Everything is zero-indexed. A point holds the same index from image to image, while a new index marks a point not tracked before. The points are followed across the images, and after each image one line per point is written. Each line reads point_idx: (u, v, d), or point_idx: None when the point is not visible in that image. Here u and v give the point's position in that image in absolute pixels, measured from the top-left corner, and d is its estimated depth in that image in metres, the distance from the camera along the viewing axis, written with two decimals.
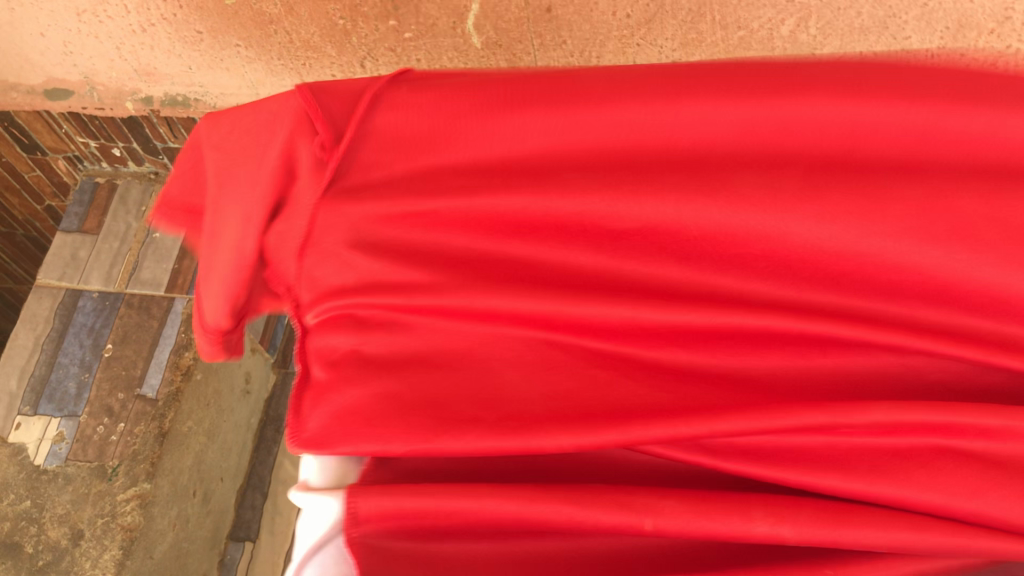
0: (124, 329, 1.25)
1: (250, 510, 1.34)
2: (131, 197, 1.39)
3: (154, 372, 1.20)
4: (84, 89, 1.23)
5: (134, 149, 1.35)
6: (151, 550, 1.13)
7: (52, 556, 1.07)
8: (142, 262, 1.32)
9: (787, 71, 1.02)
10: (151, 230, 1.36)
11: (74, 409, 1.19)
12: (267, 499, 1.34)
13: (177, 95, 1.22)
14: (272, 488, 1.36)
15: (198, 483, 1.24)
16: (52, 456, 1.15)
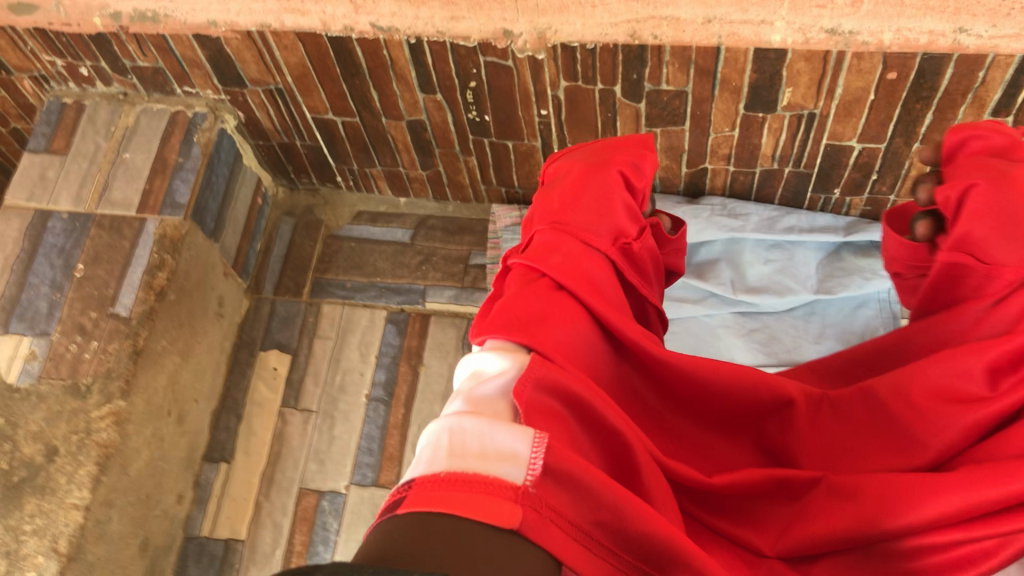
0: (95, 250, 1.23)
1: (225, 432, 1.35)
2: (100, 117, 1.35)
3: (127, 292, 1.20)
4: (49, 5, 1.22)
5: (101, 69, 1.32)
6: (126, 467, 1.15)
7: (26, 472, 1.08)
8: (112, 181, 1.29)
9: None
10: (120, 149, 1.32)
11: (45, 328, 1.17)
12: (241, 421, 1.36)
13: (146, 11, 1.20)
14: (247, 410, 1.37)
15: (172, 404, 1.25)
16: (24, 374, 1.14)
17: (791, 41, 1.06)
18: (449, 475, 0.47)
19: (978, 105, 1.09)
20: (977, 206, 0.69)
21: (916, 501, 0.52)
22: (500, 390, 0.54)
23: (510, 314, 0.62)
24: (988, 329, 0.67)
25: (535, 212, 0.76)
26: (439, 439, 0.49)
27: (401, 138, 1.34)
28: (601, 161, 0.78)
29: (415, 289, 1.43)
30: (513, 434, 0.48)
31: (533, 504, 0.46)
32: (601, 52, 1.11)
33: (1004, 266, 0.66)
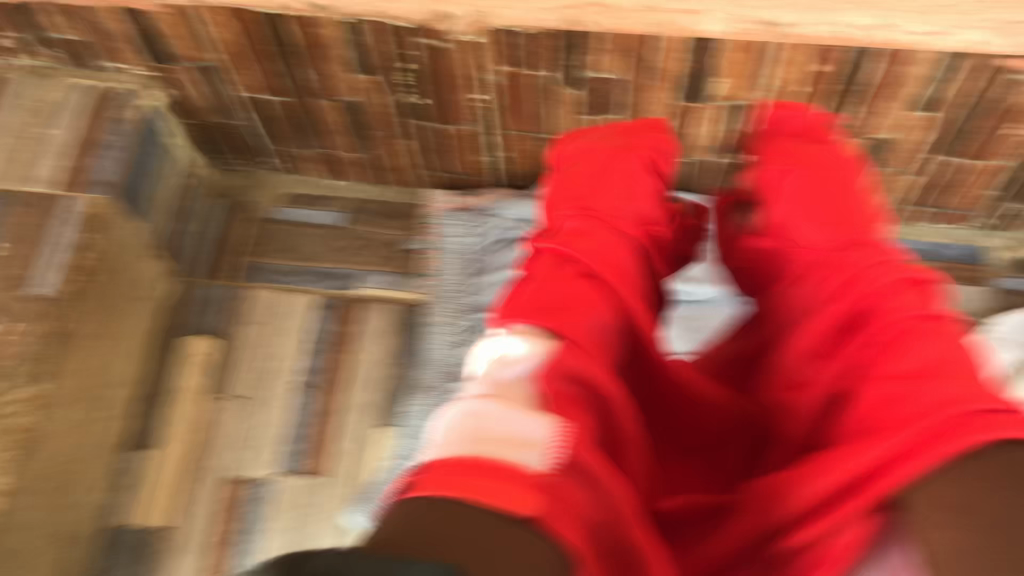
0: (20, 229, 1.17)
1: (153, 419, 1.32)
2: (25, 91, 1.31)
3: (51, 271, 1.15)
4: None
5: (25, 40, 1.27)
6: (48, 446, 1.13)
7: None
8: (37, 157, 1.24)
9: None
10: (46, 124, 1.27)
11: None
12: (169, 407, 1.33)
13: None
14: (175, 396, 1.34)
15: (99, 388, 1.22)
16: None
17: (727, 32, 1.07)
18: (466, 459, 0.43)
19: (902, 99, 1.15)
20: (785, 193, 0.76)
21: (796, 487, 0.55)
22: (521, 374, 0.50)
23: (537, 299, 0.59)
24: (796, 310, 0.70)
25: (557, 195, 0.76)
26: (457, 427, 0.45)
27: (338, 121, 1.33)
28: (625, 149, 0.81)
29: (351, 275, 1.42)
30: (534, 423, 0.45)
31: (551, 491, 0.42)
32: (541, 37, 1.11)
33: (806, 246, 0.72)
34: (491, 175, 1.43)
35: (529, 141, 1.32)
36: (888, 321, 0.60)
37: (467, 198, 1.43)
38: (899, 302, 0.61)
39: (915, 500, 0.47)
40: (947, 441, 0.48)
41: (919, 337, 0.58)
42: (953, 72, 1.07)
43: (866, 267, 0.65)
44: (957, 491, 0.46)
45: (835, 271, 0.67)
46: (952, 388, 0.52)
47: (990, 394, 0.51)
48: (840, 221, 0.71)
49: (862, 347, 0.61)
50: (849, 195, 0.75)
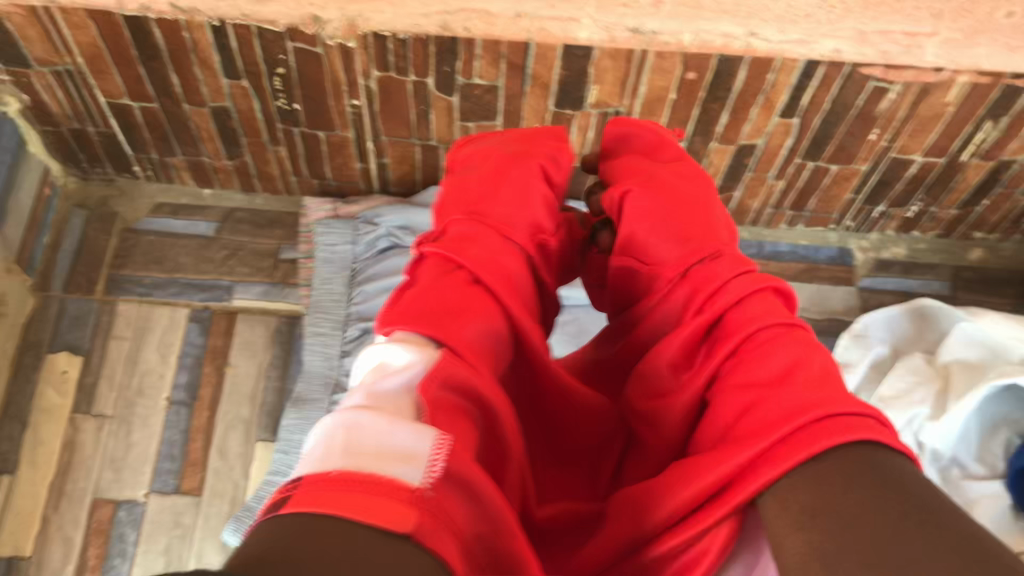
0: None
1: (7, 442, 1.25)
2: None
3: None
4: None
5: None
6: None
7: None
8: None
9: None
10: None
11: None
12: (26, 430, 1.26)
13: None
14: (33, 417, 1.27)
15: None
16: None
17: (596, 39, 1.08)
18: (340, 472, 0.38)
19: (768, 105, 1.18)
20: (636, 209, 0.69)
21: (651, 501, 0.48)
22: (403, 387, 0.46)
23: (420, 303, 0.55)
24: (659, 329, 0.64)
25: (444, 202, 0.71)
26: (330, 436, 0.40)
27: (204, 126, 1.28)
28: (521, 153, 0.76)
29: (220, 284, 1.38)
30: (415, 433, 0.40)
31: (431, 508, 0.38)
32: (413, 41, 1.09)
33: (663, 265, 0.65)
34: (366, 182, 1.41)
35: (403, 147, 1.31)
36: (746, 321, 0.55)
37: (339, 207, 1.41)
38: (752, 308, 0.56)
39: (767, 502, 0.44)
40: (796, 450, 0.44)
41: (777, 343, 0.52)
42: (809, 78, 1.13)
43: (722, 275, 0.59)
44: (810, 496, 0.42)
45: (685, 282, 0.62)
46: (810, 392, 0.47)
47: (850, 399, 0.47)
48: (695, 233, 0.65)
49: (719, 357, 0.54)
50: (706, 207, 0.69)
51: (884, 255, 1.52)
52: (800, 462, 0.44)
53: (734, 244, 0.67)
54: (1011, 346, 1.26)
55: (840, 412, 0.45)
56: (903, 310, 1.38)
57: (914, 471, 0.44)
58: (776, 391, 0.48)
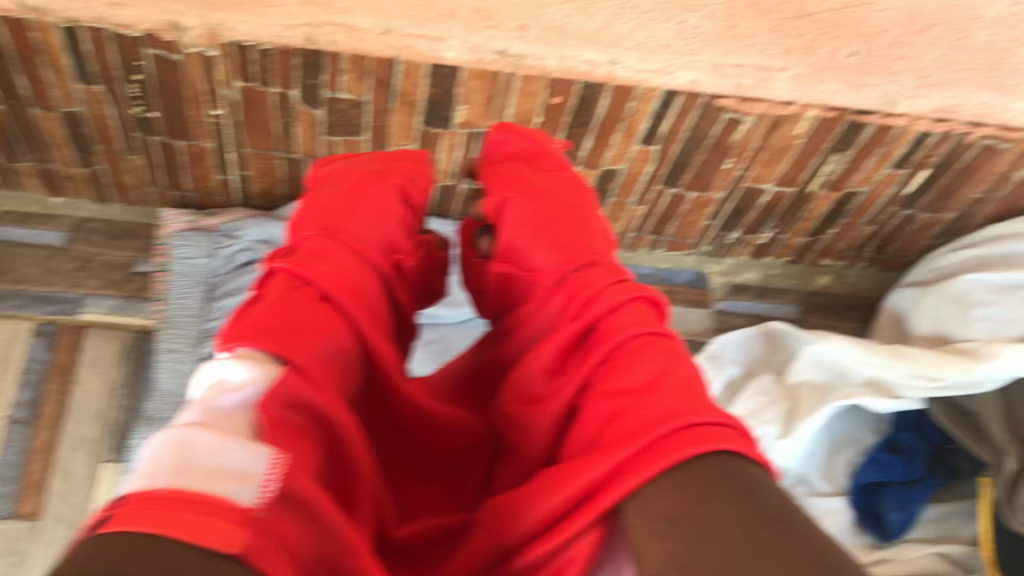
0: None
1: None
2: None
3: None
4: None
5: None
6: None
7: None
8: None
9: None
10: None
11: None
12: None
13: None
14: None
15: None
16: None
17: (463, 59, 1.09)
18: (168, 490, 0.36)
19: (630, 133, 1.22)
20: (519, 218, 0.71)
21: (519, 510, 0.50)
22: (241, 405, 0.44)
23: (265, 318, 0.53)
24: (536, 336, 0.66)
25: (297, 217, 0.70)
26: (161, 454, 0.38)
27: (55, 130, 1.22)
28: (378, 173, 0.76)
29: (69, 297, 1.32)
30: (249, 452, 0.39)
31: (262, 530, 0.37)
32: (277, 53, 1.08)
33: (542, 272, 0.67)
34: (226, 194, 1.38)
35: (266, 160, 1.28)
36: (615, 337, 0.57)
37: (199, 219, 1.36)
38: (625, 317, 0.58)
39: (629, 507, 0.45)
40: (661, 456, 0.46)
41: (643, 352, 0.54)
42: (669, 106, 1.17)
43: (597, 284, 0.62)
44: (667, 501, 0.43)
45: (565, 289, 0.64)
46: (672, 399, 0.49)
47: (710, 406, 0.49)
48: (574, 242, 0.67)
49: (591, 363, 0.57)
50: (585, 215, 0.71)
51: (738, 279, 1.58)
52: (658, 471, 0.45)
53: (614, 254, 0.68)
54: (855, 368, 1.32)
55: (702, 420, 0.47)
56: (757, 332, 1.43)
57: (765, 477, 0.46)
58: (639, 404, 0.50)
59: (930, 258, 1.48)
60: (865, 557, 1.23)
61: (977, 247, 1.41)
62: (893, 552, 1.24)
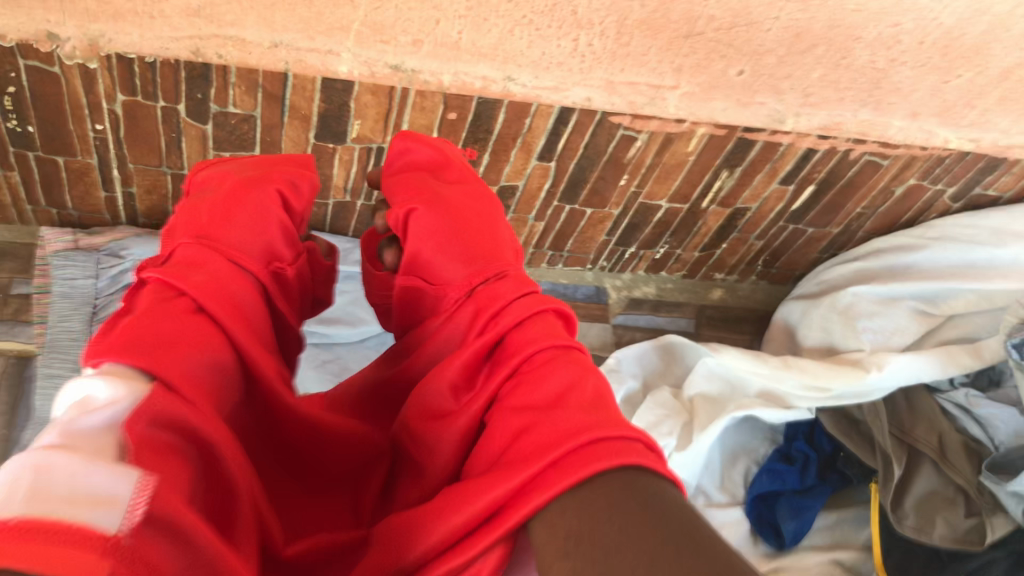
0: None
1: None
2: None
3: None
4: None
5: None
6: None
7: None
8: None
9: (328, 18, 1.01)
10: None
11: None
12: None
13: None
14: None
15: None
16: None
17: (357, 73, 1.08)
18: (16, 518, 0.31)
19: (526, 149, 1.22)
20: (420, 227, 0.69)
21: (418, 528, 0.48)
22: (105, 428, 0.41)
23: (134, 331, 0.51)
24: (443, 350, 0.66)
25: (175, 221, 0.67)
26: (8, 480, 0.33)
27: None
28: (258, 176, 0.72)
29: None
30: (114, 474, 0.35)
31: (130, 559, 0.32)
32: (162, 65, 1.04)
33: (449, 284, 0.67)
34: (111, 212, 1.33)
35: (153, 177, 1.24)
36: (524, 355, 0.57)
37: (81, 239, 1.31)
38: (531, 331, 0.59)
39: (537, 527, 0.45)
40: (571, 472, 0.46)
41: (552, 365, 0.55)
42: (563, 123, 1.18)
43: (504, 297, 0.63)
44: (575, 518, 0.44)
45: (472, 302, 0.64)
46: (581, 416, 0.50)
47: (618, 422, 0.50)
48: (482, 254, 0.67)
49: (500, 377, 0.57)
50: (492, 225, 0.71)
51: (635, 293, 1.59)
52: (566, 486, 0.45)
53: (520, 263, 0.70)
54: (749, 380, 1.35)
55: (609, 436, 0.48)
56: (653, 346, 1.45)
57: (676, 493, 0.47)
58: (546, 422, 0.50)
59: (818, 271, 1.52)
60: (763, 566, 1.25)
61: (860, 260, 1.46)
62: (789, 561, 1.26)
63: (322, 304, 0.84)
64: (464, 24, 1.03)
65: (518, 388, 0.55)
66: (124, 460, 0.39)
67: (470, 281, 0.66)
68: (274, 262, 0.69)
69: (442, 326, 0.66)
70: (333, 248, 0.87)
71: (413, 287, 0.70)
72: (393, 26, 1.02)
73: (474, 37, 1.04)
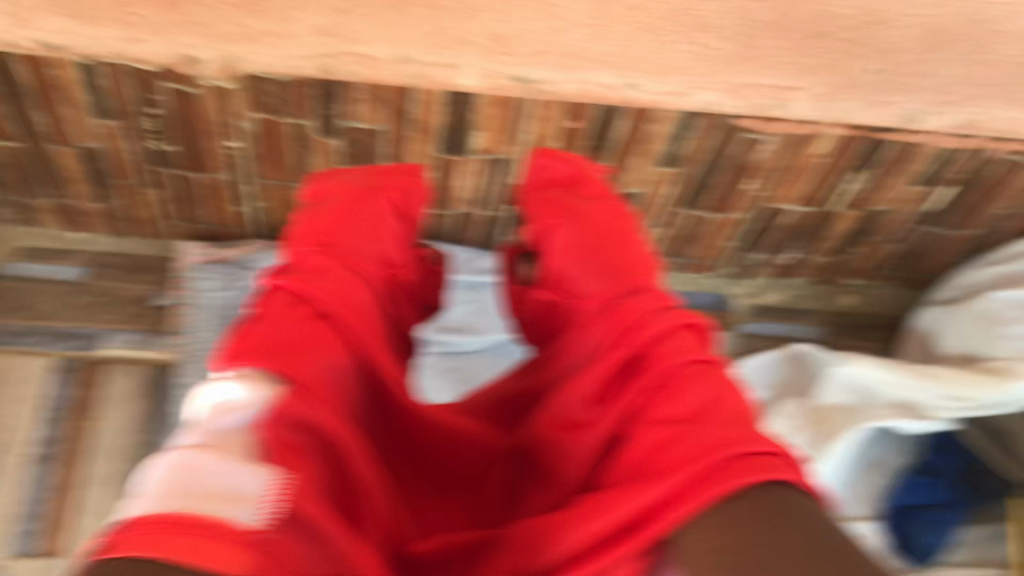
0: None
1: None
2: None
3: None
4: None
5: None
6: None
7: None
8: None
9: (451, 32, 1.03)
10: None
11: None
12: None
13: None
14: None
15: None
16: None
17: (480, 86, 1.07)
18: (169, 514, 0.42)
19: (648, 156, 1.21)
20: (562, 244, 0.77)
21: (556, 535, 0.55)
22: (239, 424, 0.51)
23: (267, 334, 0.61)
24: (579, 360, 0.70)
25: (296, 234, 0.77)
26: (165, 478, 0.45)
27: (75, 167, 1.22)
28: (366, 192, 0.83)
29: (85, 332, 1.31)
30: (247, 476, 0.46)
31: (264, 548, 0.43)
32: (296, 85, 1.07)
33: (587, 296, 0.72)
34: (241, 228, 1.38)
35: (282, 191, 1.28)
36: (663, 365, 0.61)
37: (219, 252, 1.36)
38: (673, 343, 0.62)
39: (683, 539, 0.49)
40: (714, 485, 0.50)
41: (694, 380, 0.59)
42: (688, 129, 1.16)
43: (643, 311, 0.66)
44: (723, 534, 0.48)
45: (611, 314, 0.68)
46: (725, 430, 0.54)
47: (758, 436, 0.53)
48: (620, 270, 0.72)
49: (641, 387, 0.61)
50: (625, 240, 0.76)
51: (762, 300, 1.57)
52: (708, 503, 0.50)
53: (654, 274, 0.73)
54: (881, 388, 1.29)
55: (752, 451, 0.52)
56: (783, 355, 1.42)
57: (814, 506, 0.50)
58: (688, 435, 0.55)
59: (960, 275, 1.46)
60: None
61: (1010, 262, 1.38)
62: None
63: (431, 305, 0.93)
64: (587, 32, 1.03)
65: (660, 396, 0.59)
66: (260, 457, 0.49)
67: (612, 292, 0.70)
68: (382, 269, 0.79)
69: (582, 334, 0.71)
70: (440, 258, 0.97)
71: (562, 299, 0.76)
72: (516, 37, 1.04)
73: (595, 46, 1.05)
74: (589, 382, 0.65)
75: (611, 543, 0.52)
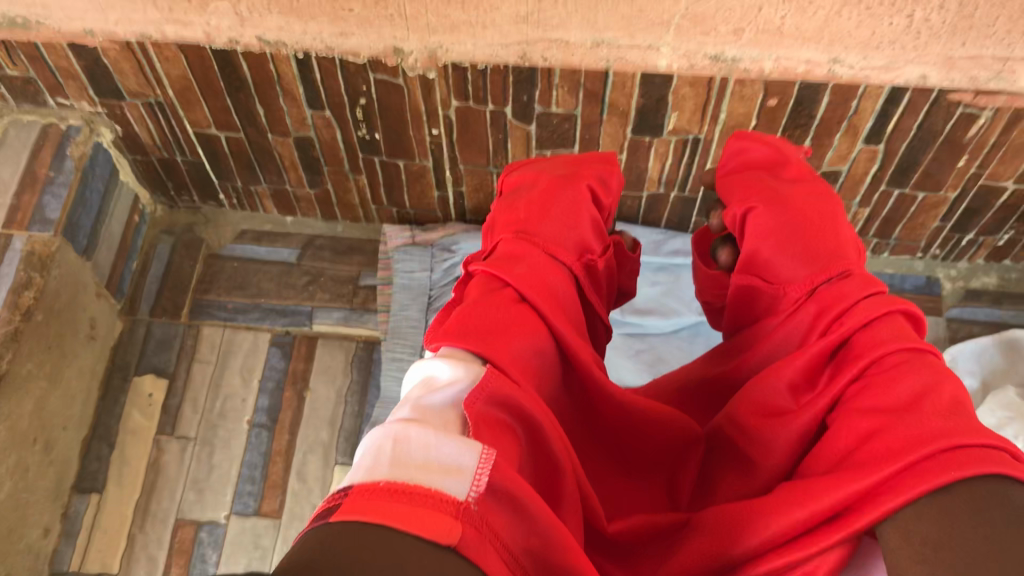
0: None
1: (96, 462, 1.29)
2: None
3: None
4: None
5: None
6: None
7: None
8: None
9: (650, 13, 1.02)
10: None
11: None
12: (113, 449, 1.30)
13: (16, 17, 1.12)
14: (120, 437, 1.31)
15: (39, 430, 1.19)
16: None
17: (676, 66, 1.08)
18: (387, 482, 0.42)
19: (851, 133, 1.16)
20: (761, 225, 0.70)
21: (752, 525, 0.52)
22: (451, 402, 0.49)
23: (466, 320, 0.58)
24: (780, 347, 0.67)
25: (498, 221, 0.73)
26: (380, 447, 0.44)
27: (288, 154, 1.31)
28: (570, 175, 0.76)
29: (301, 310, 1.40)
30: (463, 447, 0.44)
31: (472, 519, 0.42)
32: (493, 73, 1.11)
33: (789, 283, 0.67)
34: (443, 210, 1.42)
35: (480, 176, 1.32)
36: (877, 353, 0.56)
37: (418, 235, 1.42)
38: (880, 329, 0.58)
39: (889, 530, 0.47)
40: (929, 477, 0.47)
41: (906, 367, 0.54)
42: (894, 104, 1.11)
43: (852, 296, 0.62)
44: (932, 525, 0.45)
45: (816, 300, 0.64)
46: (938, 419, 0.50)
47: (976, 426, 0.49)
48: (828, 252, 0.67)
49: (845, 379, 0.57)
50: (838, 223, 0.70)
51: (974, 284, 1.47)
52: (925, 493, 0.46)
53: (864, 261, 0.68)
54: None
55: (970, 441, 0.48)
56: (995, 340, 1.34)
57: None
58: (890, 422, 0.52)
59: None
60: None
61: None
62: None
63: (626, 295, 0.86)
64: (788, 8, 1.00)
65: (887, 393, 0.53)
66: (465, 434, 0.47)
67: (813, 273, 0.66)
68: (586, 255, 0.71)
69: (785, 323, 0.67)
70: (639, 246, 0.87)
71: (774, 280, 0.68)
72: (713, 16, 1.02)
73: (798, 21, 1.01)
74: (794, 370, 0.60)
75: (820, 535, 0.49)
